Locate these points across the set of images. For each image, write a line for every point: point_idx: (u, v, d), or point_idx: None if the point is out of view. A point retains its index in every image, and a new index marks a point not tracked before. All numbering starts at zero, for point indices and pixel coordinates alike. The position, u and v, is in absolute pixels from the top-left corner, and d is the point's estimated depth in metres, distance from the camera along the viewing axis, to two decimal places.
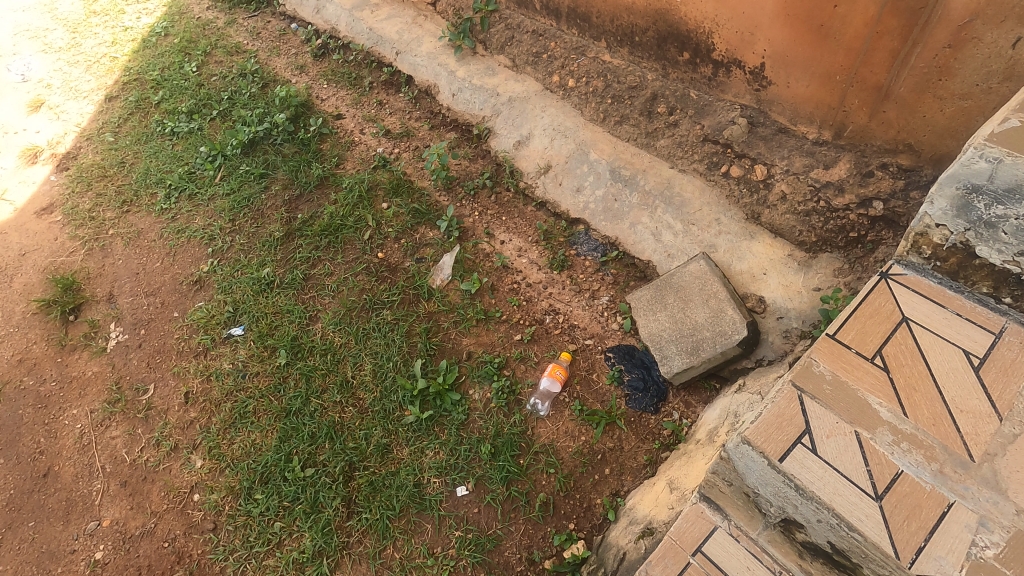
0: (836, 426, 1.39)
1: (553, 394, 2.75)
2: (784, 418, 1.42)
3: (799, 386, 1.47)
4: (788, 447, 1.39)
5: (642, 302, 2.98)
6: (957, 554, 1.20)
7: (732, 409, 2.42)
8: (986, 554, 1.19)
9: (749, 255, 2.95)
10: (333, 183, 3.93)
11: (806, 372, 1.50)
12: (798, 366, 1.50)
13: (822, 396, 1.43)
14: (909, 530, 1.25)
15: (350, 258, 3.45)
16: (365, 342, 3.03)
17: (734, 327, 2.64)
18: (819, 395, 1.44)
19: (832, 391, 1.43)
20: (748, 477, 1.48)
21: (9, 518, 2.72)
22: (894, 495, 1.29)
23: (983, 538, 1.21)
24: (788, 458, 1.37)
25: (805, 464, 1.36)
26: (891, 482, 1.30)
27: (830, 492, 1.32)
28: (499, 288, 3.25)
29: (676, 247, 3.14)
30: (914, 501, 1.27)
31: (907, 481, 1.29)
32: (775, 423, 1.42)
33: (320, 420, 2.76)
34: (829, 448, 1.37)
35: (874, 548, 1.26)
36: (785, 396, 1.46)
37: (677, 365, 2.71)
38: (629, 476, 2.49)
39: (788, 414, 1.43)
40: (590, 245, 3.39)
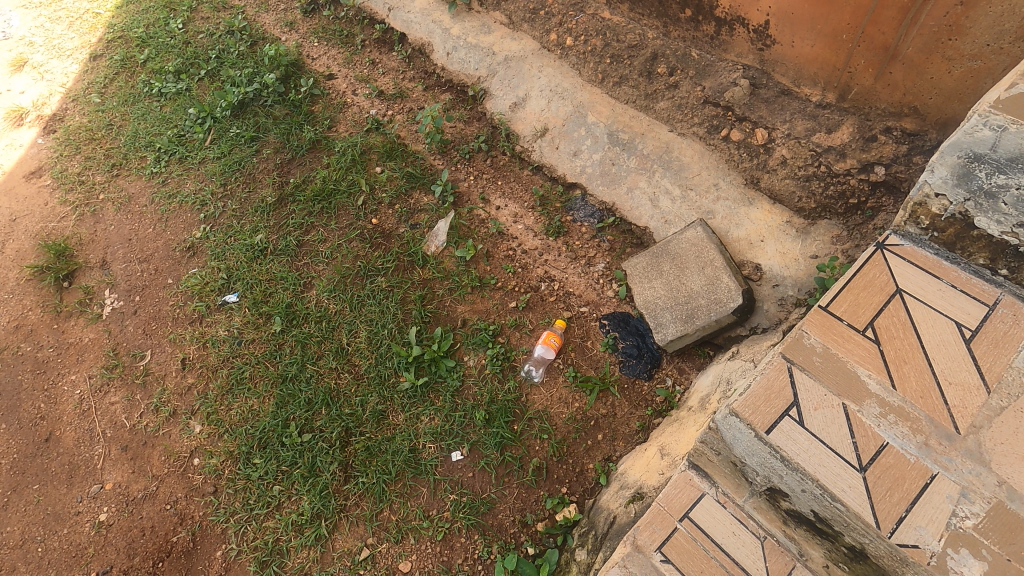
0: (824, 398, 1.39)
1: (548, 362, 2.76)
2: (773, 390, 1.42)
3: (789, 358, 1.45)
4: (775, 419, 1.39)
5: (639, 269, 2.96)
6: (937, 524, 1.23)
7: (726, 377, 2.44)
8: (966, 525, 1.21)
9: (746, 221, 2.89)
10: (326, 146, 3.85)
11: (797, 344, 1.49)
12: (790, 338, 1.49)
13: (812, 368, 1.43)
14: (892, 500, 1.27)
15: (344, 223, 3.41)
16: (360, 309, 3.02)
17: (730, 295, 2.62)
18: (808, 367, 1.43)
19: (823, 363, 1.43)
20: (736, 447, 1.50)
21: (14, 481, 2.77)
22: (878, 466, 1.30)
23: (963, 508, 1.23)
24: (775, 430, 1.38)
25: (791, 436, 1.37)
26: (875, 454, 1.31)
27: (815, 463, 1.33)
28: (494, 255, 3.23)
29: (673, 214, 3.09)
30: (898, 472, 1.29)
31: (892, 453, 1.30)
32: (764, 395, 1.42)
33: (316, 387, 2.78)
34: (816, 420, 1.37)
35: (855, 518, 1.28)
36: (775, 368, 1.45)
37: (671, 333, 2.70)
38: (621, 442, 2.52)
39: (777, 386, 1.43)
40: (587, 212, 3.35)
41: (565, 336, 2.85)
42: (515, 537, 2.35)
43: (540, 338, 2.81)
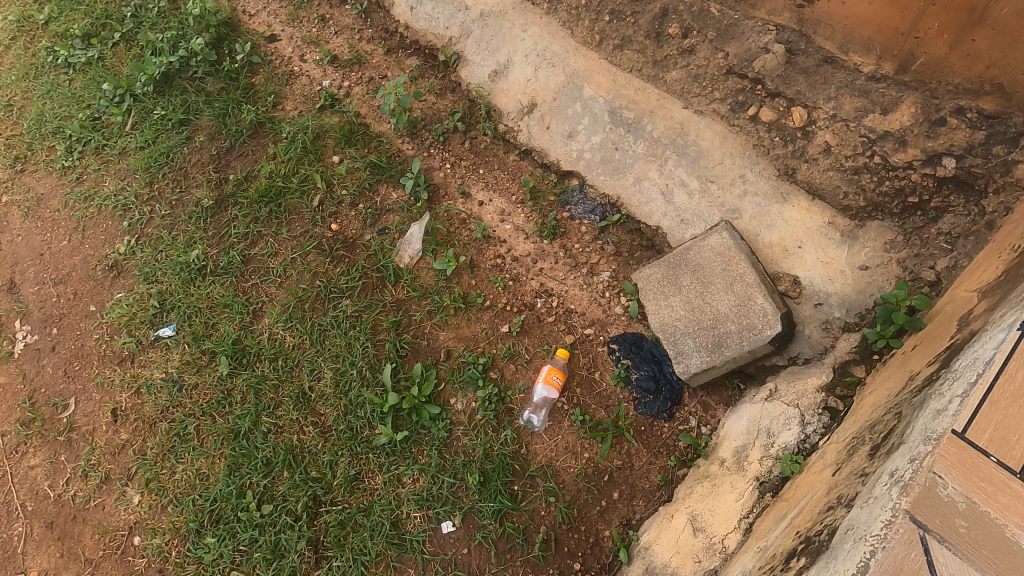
0: None
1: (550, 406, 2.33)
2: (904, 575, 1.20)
3: (922, 522, 1.23)
4: None
5: (652, 282, 2.49)
6: None
7: (767, 426, 2.05)
8: None
9: (780, 222, 2.41)
10: (271, 130, 3.20)
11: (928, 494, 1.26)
12: (917, 490, 1.26)
13: (953, 538, 1.20)
14: None
15: (297, 231, 2.84)
16: (323, 342, 2.53)
17: (765, 320, 2.19)
18: (950, 537, 1.20)
19: (969, 533, 1.19)
20: None
21: None
22: None
23: None
24: None
25: None
26: None
27: None
28: (479, 265, 2.73)
29: (690, 212, 2.59)
30: None
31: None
32: None
33: (275, 443, 2.34)
34: None
35: None
36: (903, 539, 1.23)
37: (695, 365, 2.28)
38: (640, 501, 2.17)
39: (909, 567, 1.21)
40: (586, 207, 2.83)
41: (569, 369, 2.42)
42: None
43: (541, 375, 2.36)
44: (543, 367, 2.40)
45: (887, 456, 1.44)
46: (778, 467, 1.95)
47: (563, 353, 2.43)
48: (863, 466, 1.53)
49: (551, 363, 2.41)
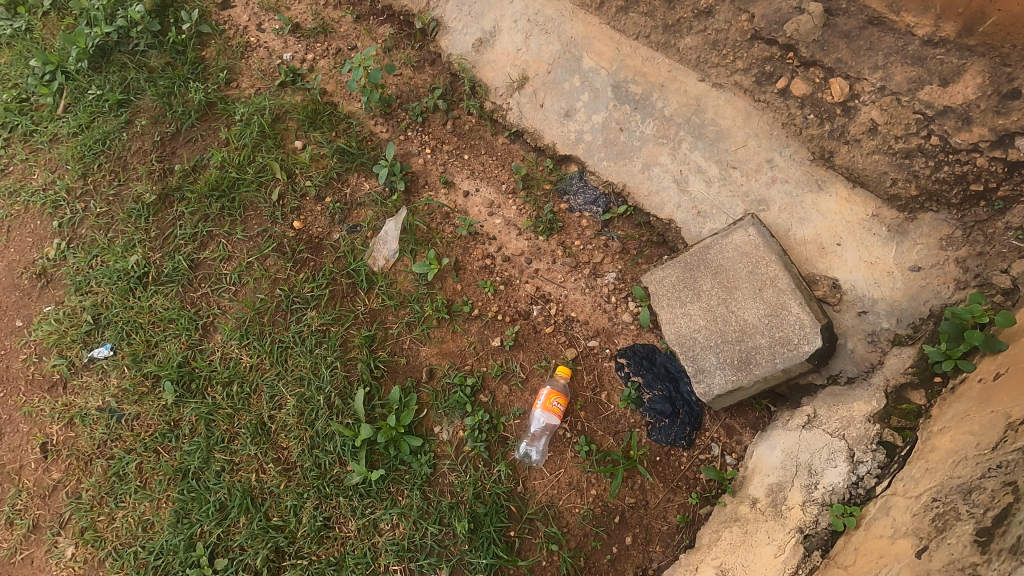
0: None
1: (551, 436, 2.02)
2: None
3: None
4: None
5: (666, 287, 2.15)
6: None
7: (807, 462, 1.73)
8: None
9: (814, 214, 2.07)
10: (223, 112, 2.77)
11: None
12: None
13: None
14: None
15: (254, 230, 2.45)
16: (285, 362, 2.18)
17: (802, 334, 1.87)
18: None
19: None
20: None
21: None
22: None
23: None
24: None
25: None
26: None
27: None
28: (465, 268, 2.37)
29: (709, 202, 2.23)
30: None
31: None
32: None
33: (230, 484, 2.02)
34: None
35: None
36: None
37: (719, 385, 1.95)
38: (658, 547, 1.88)
39: None
40: (587, 197, 2.45)
41: (570, 390, 2.10)
42: None
43: (540, 401, 2.03)
44: (541, 390, 2.06)
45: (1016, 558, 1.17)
46: (827, 517, 1.63)
47: (564, 371, 2.09)
48: (962, 549, 1.27)
49: (550, 385, 2.07)
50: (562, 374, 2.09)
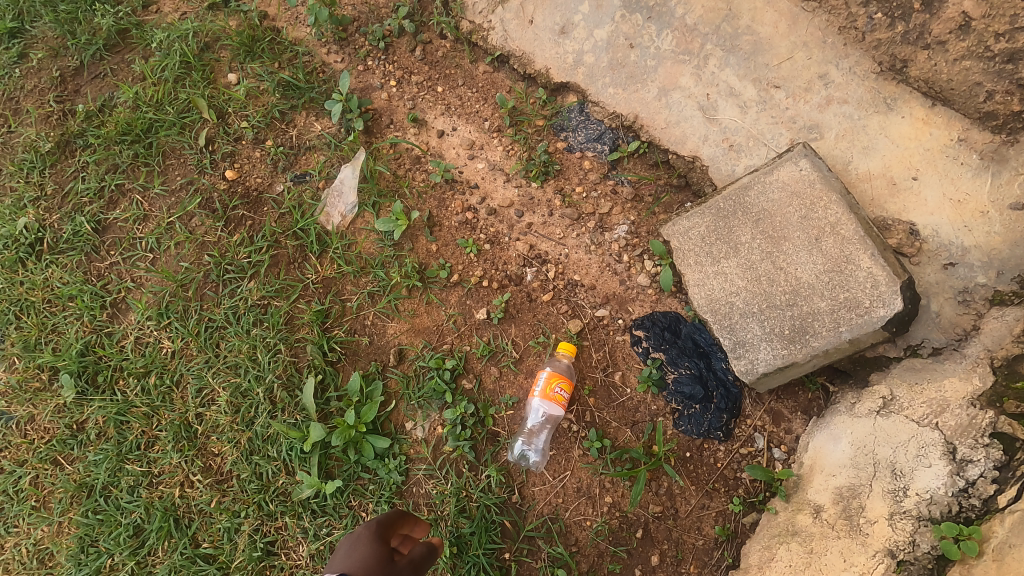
0: None
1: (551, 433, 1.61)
2: None
3: None
4: None
5: (692, 240, 1.72)
6: None
7: (889, 460, 1.33)
8: None
9: (881, 142, 1.63)
10: (139, 40, 2.15)
11: None
12: None
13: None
14: None
15: (176, 184, 1.96)
16: (215, 347, 1.73)
17: (876, 294, 1.44)
18: None
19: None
20: None
21: None
22: None
23: None
24: None
25: None
26: None
27: None
28: (441, 223, 1.92)
29: (744, 133, 1.78)
30: None
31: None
32: None
33: (148, 502, 1.59)
34: None
35: None
36: None
37: (765, 363, 1.54)
38: (691, 568, 1.49)
39: None
40: (588, 133, 1.98)
41: (574, 372, 1.67)
42: None
43: (540, 390, 1.58)
44: (540, 375, 1.60)
45: None
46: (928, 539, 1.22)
47: (568, 350, 1.64)
48: None
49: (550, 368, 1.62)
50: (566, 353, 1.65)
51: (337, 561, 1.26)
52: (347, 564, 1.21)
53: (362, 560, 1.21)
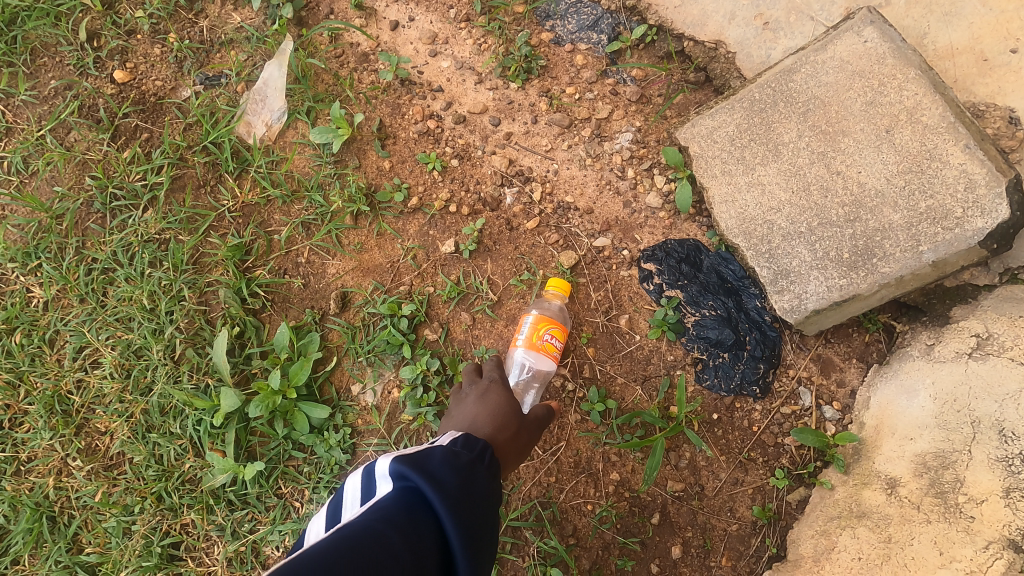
0: None
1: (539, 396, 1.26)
2: None
3: None
4: None
5: (718, 144, 1.33)
6: None
7: (993, 418, 0.98)
8: None
9: (970, 5, 1.23)
10: None
11: None
12: None
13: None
14: None
15: (47, 89, 1.51)
16: (99, 295, 1.33)
17: (972, 199, 1.08)
18: None
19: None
20: None
21: None
22: None
23: None
24: None
25: None
26: None
27: None
28: (396, 135, 1.50)
29: (784, 4, 1.38)
30: None
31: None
32: None
33: (12, 497, 1.21)
34: None
35: None
36: None
37: (817, 295, 1.19)
38: (723, 561, 1.16)
39: None
40: (582, 21, 1.53)
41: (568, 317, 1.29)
42: None
43: (527, 342, 1.20)
44: (526, 321, 1.22)
45: None
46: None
47: (562, 289, 1.24)
48: None
49: (538, 311, 1.24)
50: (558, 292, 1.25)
51: (455, 410, 1.14)
52: (474, 410, 1.09)
53: (491, 406, 1.08)
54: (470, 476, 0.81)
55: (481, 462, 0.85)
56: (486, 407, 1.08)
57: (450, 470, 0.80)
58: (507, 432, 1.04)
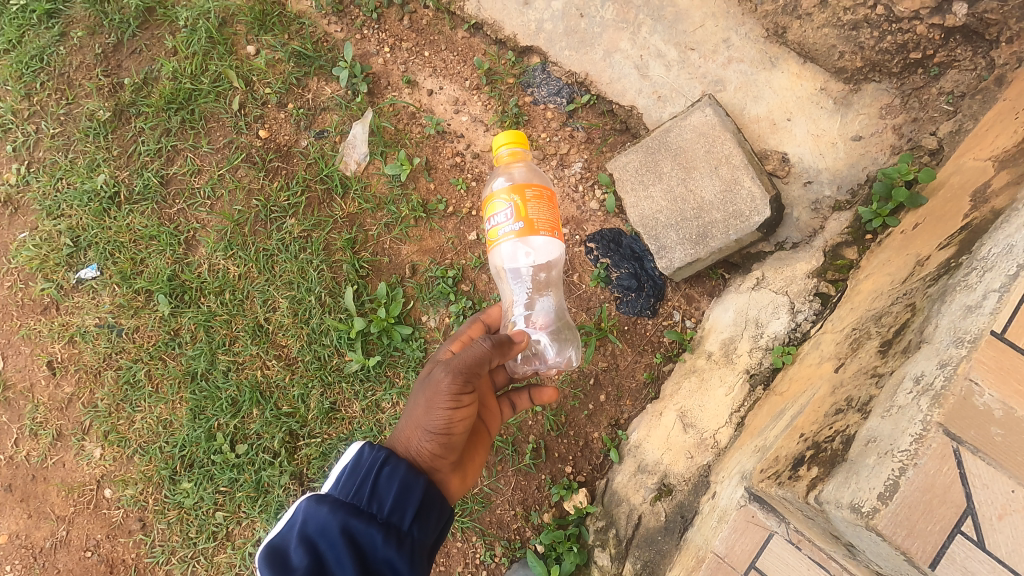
0: (1009, 499, 0.90)
1: (556, 300, 1.91)
2: (937, 493, 0.91)
3: (954, 434, 0.93)
4: (941, 542, 0.91)
5: (629, 172, 2.23)
6: None
7: (755, 317, 1.96)
8: None
9: (768, 92, 2.14)
10: (166, 18, 2.51)
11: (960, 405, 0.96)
12: (947, 396, 0.95)
13: (990, 449, 0.91)
14: None
15: (219, 142, 2.42)
16: (273, 269, 2.28)
17: (754, 206, 2.02)
18: (985, 449, 0.91)
19: (1006, 441, 0.91)
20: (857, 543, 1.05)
21: None
22: None
23: None
24: (943, 561, 0.90)
25: (969, 568, 0.89)
26: None
27: None
28: (437, 167, 2.40)
29: (668, 86, 2.24)
30: None
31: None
32: (922, 503, 0.92)
33: (238, 381, 2.18)
34: (1002, 537, 0.89)
35: None
36: (933, 454, 0.92)
37: (679, 259, 2.11)
38: (628, 401, 2.10)
39: (941, 485, 0.92)
40: (550, 89, 2.39)
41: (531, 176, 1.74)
42: (520, 533, 2.02)
43: (512, 217, 1.46)
44: (501, 205, 1.46)
45: (898, 347, 1.18)
46: (769, 359, 1.87)
47: (517, 139, 1.57)
48: (863, 354, 1.32)
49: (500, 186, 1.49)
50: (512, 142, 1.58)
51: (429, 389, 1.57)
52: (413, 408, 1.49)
53: (412, 412, 1.46)
54: (321, 532, 1.27)
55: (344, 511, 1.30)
56: (418, 399, 1.44)
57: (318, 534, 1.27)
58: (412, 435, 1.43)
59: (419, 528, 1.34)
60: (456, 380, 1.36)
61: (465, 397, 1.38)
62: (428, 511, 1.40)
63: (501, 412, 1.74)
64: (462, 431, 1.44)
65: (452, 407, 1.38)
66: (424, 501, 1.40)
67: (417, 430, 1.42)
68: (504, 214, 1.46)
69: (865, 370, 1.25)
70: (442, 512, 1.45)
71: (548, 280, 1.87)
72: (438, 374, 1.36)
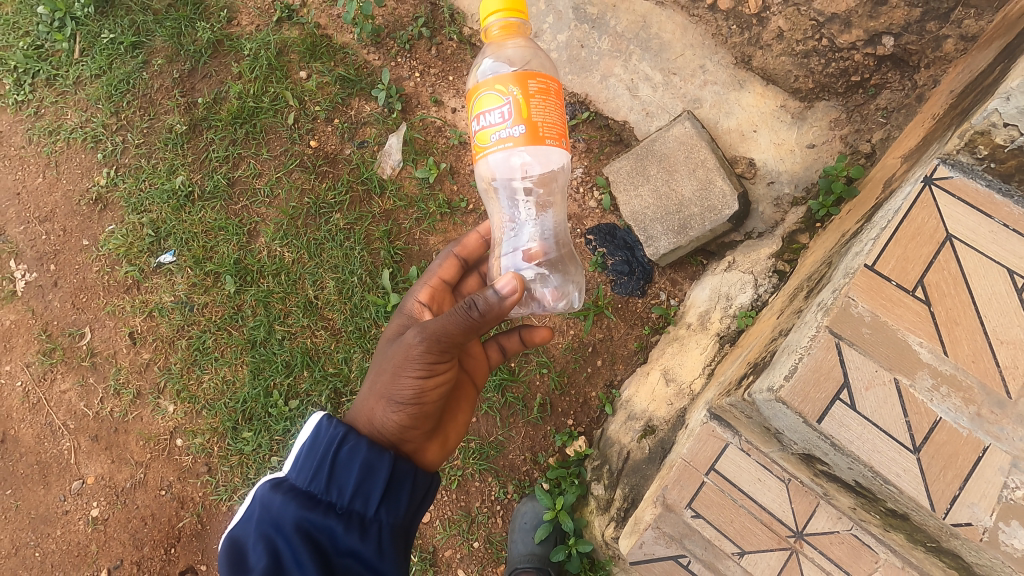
0: (875, 375, 1.30)
1: (554, 219, 2.02)
2: (823, 372, 1.32)
3: (837, 333, 1.33)
4: (826, 405, 1.32)
5: (622, 175, 2.64)
6: (989, 499, 1.24)
7: (726, 292, 2.36)
8: (1016, 495, 1.23)
9: (738, 109, 2.54)
10: (231, 48, 2.95)
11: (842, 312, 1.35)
12: (834, 308, 1.34)
13: (860, 342, 1.31)
14: (945, 480, 1.27)
15: (277, 150, 2.86)
16: (321, 255, 2.71)
17: (725, 201, 2.41)
18: (857, 341, 1.32)
19: (872, 336, 1.31)
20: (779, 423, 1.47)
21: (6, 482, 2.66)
22: (932, 445, 1.27)
23: (1014, 479, 1.23)
24: (826, 418, 1.32)
25: (844, 422, 1.31)
26: (928, 432, 1.27)
27: (869, 449, 1.30)
28: (460, 171, 2.77)
29: (655, 104, 2.66)
30: (951, 449, 1.26)
31: (944, 429, 1.26)
32: (812, 379, 1.32)
33: (291, 348, 2.60)
34: (868, 401, 1.30)
35: (908, 497, 1.30)
36: (822, 346, 1.33)
37: (664, 247, 2.50)
38: (621, 365, 2.49)
39: (826, 367, 1.32)
40: None
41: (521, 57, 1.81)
42: (529, 474, 2.42)
43: (510, 116, 1.46)
44: (501, 99, 1.47)
45: (814, 286, 1.58)
46: (735, 323, 2.27)
47: (511, 8, 1.58)
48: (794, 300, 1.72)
49: (495, 78, 1.48)
50: (505, 11, 1.59)
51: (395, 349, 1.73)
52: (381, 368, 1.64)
53: (382, 373, 1.61)
54: (282, 520, 1.46)
55: (301, 501, 1.49)
56: (388, 365, 1.58)
57: (280, 522, 1.46)
58: (379, 401, 1.59)
59: (380, 511, 1.52)
60: (427, 352, 1.50)
61: (436, 367, 1.54)
62: (392, 489, 1.57)
63: (487, 355, 2.01)
64: (432, 398, 1.61)
65: (419, 376, 1.54)
66: (388, 478, 1.57)
67: (383, 399, 1.58)
68: (502, 108, 1.47)
69: (793, 309, 1.66)
70: (411, 480, 1.62)
71: (544, 200, 1.98)
72: (412, 346, 1.50)
